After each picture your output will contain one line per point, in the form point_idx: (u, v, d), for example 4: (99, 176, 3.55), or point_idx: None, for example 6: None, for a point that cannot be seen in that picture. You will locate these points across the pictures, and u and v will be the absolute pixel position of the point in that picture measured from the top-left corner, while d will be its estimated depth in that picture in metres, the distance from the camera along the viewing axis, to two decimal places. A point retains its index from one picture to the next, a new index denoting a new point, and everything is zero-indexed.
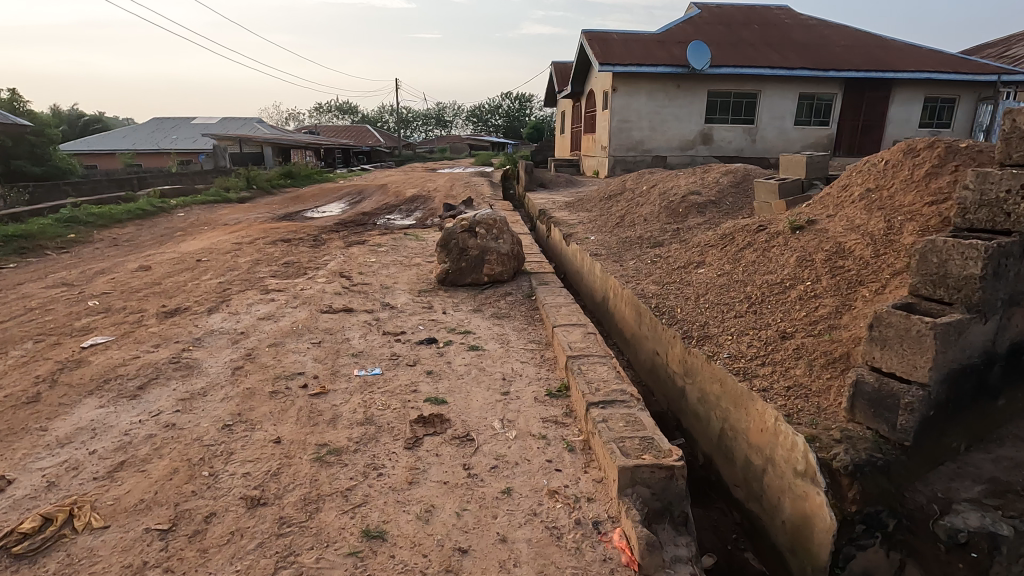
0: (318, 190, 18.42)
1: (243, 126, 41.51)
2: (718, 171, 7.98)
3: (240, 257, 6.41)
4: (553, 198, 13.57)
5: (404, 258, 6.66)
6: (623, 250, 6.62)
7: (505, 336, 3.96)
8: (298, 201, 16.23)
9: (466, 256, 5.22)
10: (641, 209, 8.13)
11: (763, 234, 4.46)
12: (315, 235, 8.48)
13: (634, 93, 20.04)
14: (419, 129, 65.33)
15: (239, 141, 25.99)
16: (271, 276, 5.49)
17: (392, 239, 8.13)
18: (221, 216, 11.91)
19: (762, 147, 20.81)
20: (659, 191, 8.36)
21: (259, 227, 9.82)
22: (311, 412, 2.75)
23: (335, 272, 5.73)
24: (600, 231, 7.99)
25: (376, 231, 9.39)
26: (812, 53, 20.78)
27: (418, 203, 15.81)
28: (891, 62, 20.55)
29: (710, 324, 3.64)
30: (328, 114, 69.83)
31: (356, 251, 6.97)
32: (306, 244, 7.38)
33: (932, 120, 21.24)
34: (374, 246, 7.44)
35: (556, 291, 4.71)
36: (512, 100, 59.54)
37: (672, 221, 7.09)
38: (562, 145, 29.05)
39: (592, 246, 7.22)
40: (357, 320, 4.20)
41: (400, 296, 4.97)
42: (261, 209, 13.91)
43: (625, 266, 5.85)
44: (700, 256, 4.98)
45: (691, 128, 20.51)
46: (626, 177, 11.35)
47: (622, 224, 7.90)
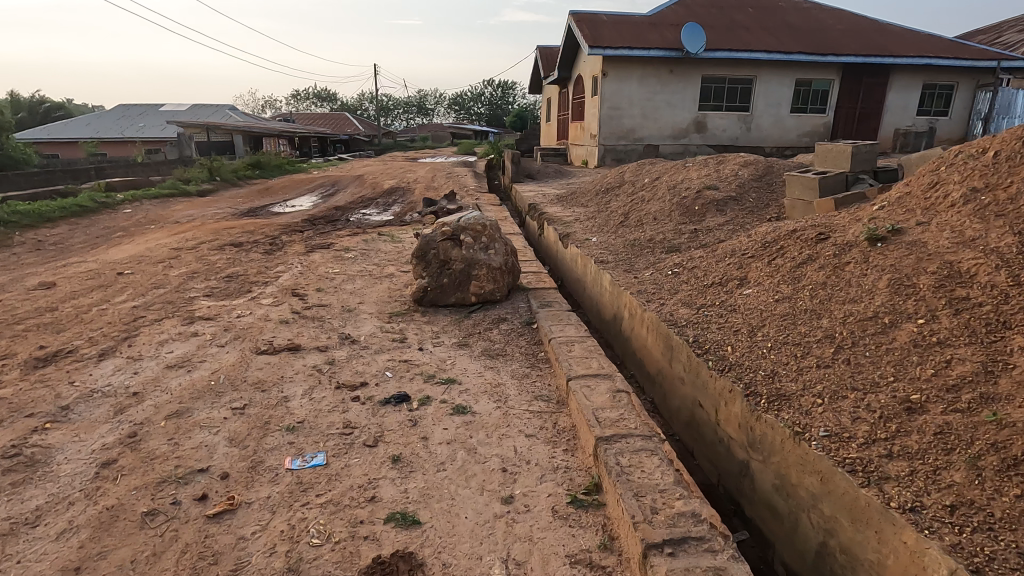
0: (288, 182, 17.13)
1: (214, 113, 39.62)
2: (735, 162, 7.03)
3: (173, 268, 5.30)
4: (543, 191, 12.57)
5: (375, 267, 5.62)
6: (633, 256, 5.65)
7: (501, 388, 2.95)
8: (265, 194, 14.98)
9: (448, 271, 4.20)
10: (647, 205, 7.16)
11: (827, 245, 3.51)
12: (273, 237, 7.38)
13: (625, 79, 19.02)
14: (401, 118, 63.71)
15: (207, 129, 24.44)
16: (205, 295, 4.41)
17: (363, 242, 7.06)
18: (174, 212, 10.68)
19: (757, 135, 19.95)
20: (666, 185, 7.40)
21: (213, 226, 8.66)
22: (200, 558, 1.73)
23: (288, 288, 4.66)
24: (602, 231, 7.01)
25: (345, 231, 8.30)
26: (809, 37, 19.94)
27: (397, 197, 14.68)
28: (890, 47, 19.80)
29: (782, 375, 2.68)
30: (306, 102, 67.86)
31: (317, 258, 5.91)
32: (259, 249, 6.28)
33: (929, 108, 20.57)
34: (341, 250, 6.39)
35: (564, 318, 3.72)
36: (495, 88, 58.11)
37: (687, 221, 6.12)
38: (548, 133, 27.94)
39: (594, 250, 6.23)
40: (303, 365, 3.16)
41: (364, 323, 3.95)
42: (222, 203, 12.66)
43: (640, 278, 4.88)
44: (740, 268, 4.02)
45: (684, 115, 19.56)
46: (624, 169, 10.36)
47: (627, 223, 6.93)
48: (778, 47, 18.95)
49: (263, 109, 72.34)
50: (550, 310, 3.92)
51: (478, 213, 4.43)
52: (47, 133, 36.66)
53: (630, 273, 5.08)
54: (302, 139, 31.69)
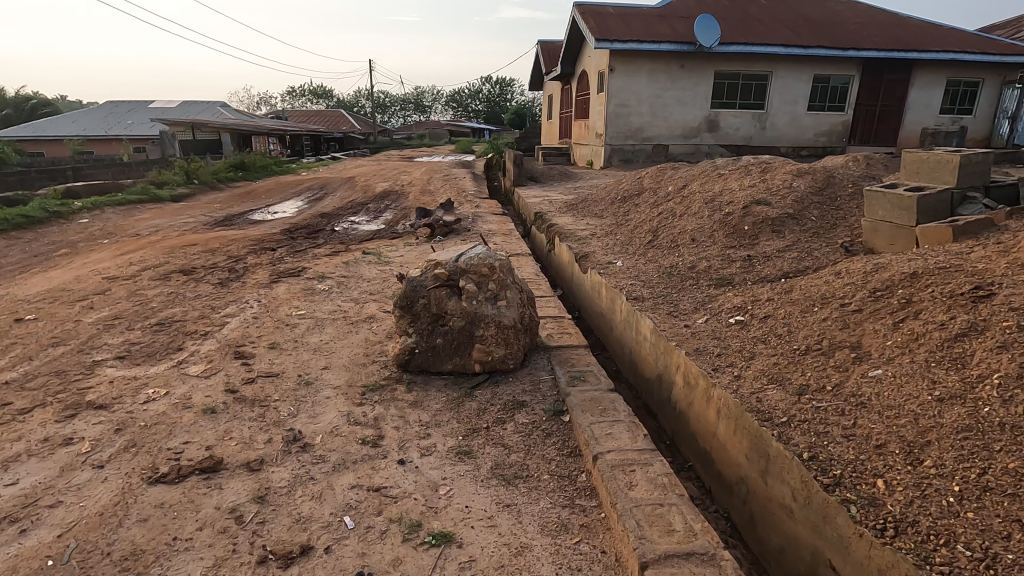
0: (273, 184, 15.97)
1: (204, 111, 38.32)
2: (785, 172, 5.91)
3: (92, 309, 4.18)
4: (548, 197, 11.44)
5: (353, 306, 4.50)
6: (673, 292, 4.54)
7: (525, 561, 1.83)
8: (247, 199, 13.85)
9: (443, 329, 3.08)
10: (680, 221, 6.04)
11: (1000, 313, 2.45)
12: (237, 257, 6.25)
13: (633, 74, 17.87)
14: (398, 115, 62.58)
15: (192, 127, 23.22)
16: (116, 358, 3.31)
17: (342, 266, 5.94)
18: (138, 222, 9.54)
19: (772, 134, 18.83)
20: (700, 197, 6.30)
21: (172, 241, 7.52)
22: None
23: (230, 346, 3.53)
24: (627, 254, 5.89)
25: (324, 248, 7.17)
26: (828, 30, 18.83)
27: (389, 201, 13.54)
28: (912, 41, 18.69)
29: (1013, 564, 1.61)
30: (302, 100, 66.73)
31: (282, 291, 4.79)
32: (213, 278, 5.18)
33: (953, 105, 19.45)
34: (315, 279, 5.28)
35: (609, 408, 2.61)
36: (493, 85, 56.90)
37: (736, 245, 5.03)
38: (549, 132, 26.78)
39: (622, 278, 5.11)
40: (216, 504, 2.05)
41: (326, 406, 2.84)
42: (196, 211, 11.52)
43: (692, 326, 3.78)
44: (847, 326, 2.94)
45: (695, 114, 18.44)
46: (642, 175, 9.26)
47: (657, 245, 5.82)
48: (796, 41, 17.85)
49: (259, 106, 71.37)
50: (585, 391, 2.81)
51: (485, 247, 3.29)
52: (31, 130, 35.38)
53: (676, 318, 3.97)
54: (293, 137, 30.43)
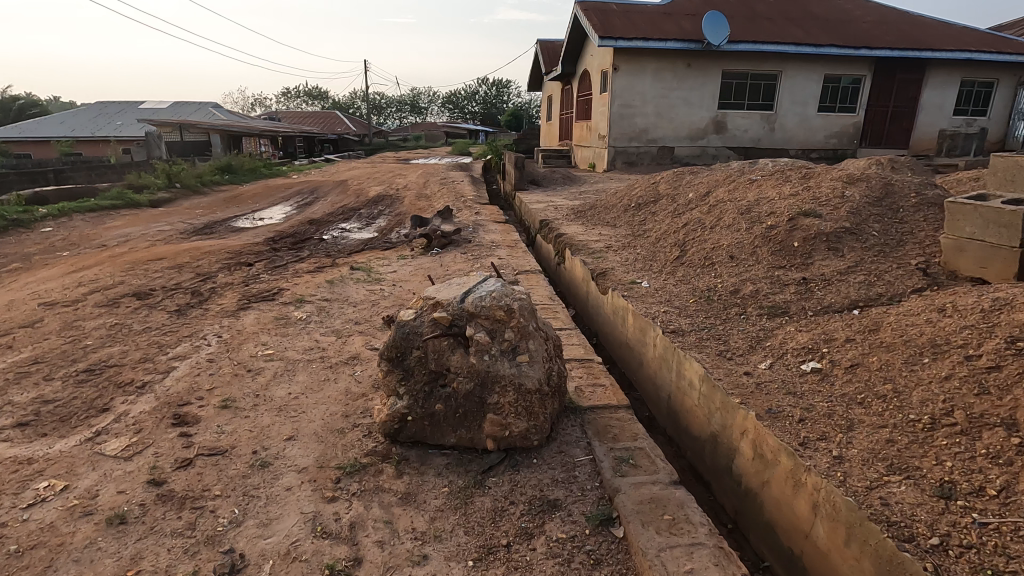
0: (261, 188, 15.18)
1: (195, 111, 37.46)
2: (832, 179, 5.18)
3: (11, 350, 3.41)
4: (554, 203, 10.68)
5: (334, 343, 3.73)
6: (719, 324, 3.80)
7: None
8: (231, 204, 13.05)
9: (445, 392, 2.33)
10: (712, 234, 5.30)
11: None
12: (206, 275, 5.47)
13: (638, 73, 17.15)
14: (394, 116, 61.83)
15: (180, 128, 22.36)
16: (16, 426, 2.55)
17: (325, 286, 5.17)
18: (107, 231, 8.75)
19: (781, 136, 18.17)
20: (733, 207, 5.58)
21: (137, 254, 6.73)
22: None
23: (170, 404, 2.76)
24: (652, 273, 5.14)
25: (307, 262, 6.40)
26: (839, 29, 18.18)
27: (384, 207, 12.75)
28: (926, 40, 18.04)
29: None
30: (296, 101, 65.88)
31: (249, 322, 4.01)
32: (170, 304, 4.41)
33: (966, 106, 18.81)
34: (292, 304, 4.51)
35: (680, 520, 1.89)
36: (490, 87, 56.23)
37: (785, 265, 4.30)
38: (549, 133, 26.08)
39: (653, 304, 4.36)
40: None
41: (286, 505, 2.08)
42: (174, 218, 10.72)
43: (753, 371, 3.05)
44: (991, 391, 2.24)
45: (702, 115, 17.76)
46: (657, 179, 8.54)
47: (687, 263, 5.07)
48: (807, 39, 17.18)
49: (253, 107, 70.66)
50: (639, 486, 2.09)
51: (499, 279, 2.51)
52: (16, 130, 34.40)
53: (729, 359, 3.24)
54: (286, 138, 29.58)
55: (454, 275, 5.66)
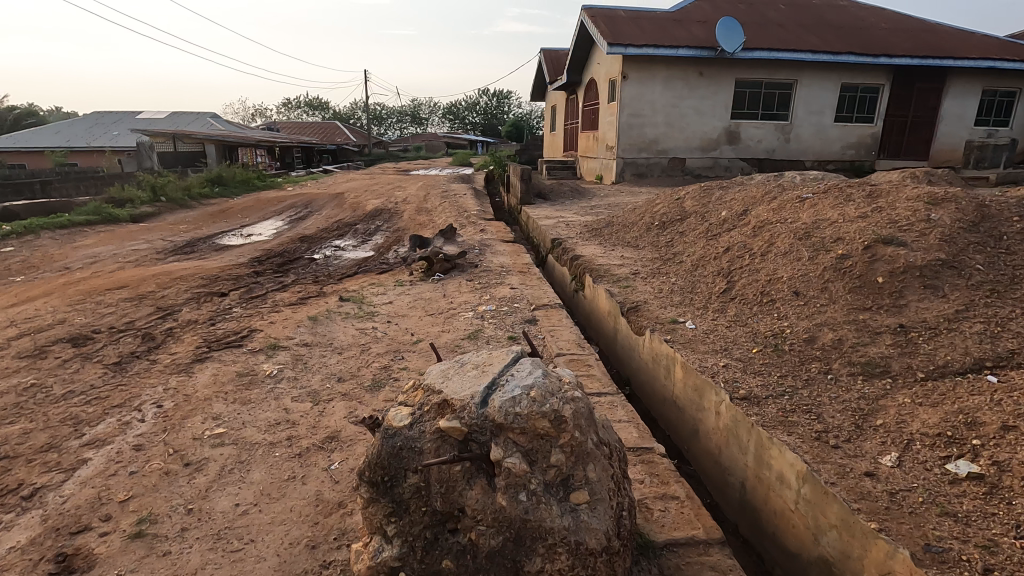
0: (253, 201, 14.42)
1: (193, 121, 36.88)
2: (908, 199, 4.37)
3: None
4: (564, 220, 9.90)
5: (308, 413, 2.90)
6: (803, 388, 2.98)
7: None
8: (220, 219, 12.29)
9: (457, 542, 1.52)
10: (765, 263, 4.48)
11: None
12: (167, 310, 4.65)
13: (648, 82, 16.48)
14: (394, 127, 61.49)
15: (173, 138, 21.66)
16: None
17: (306, 326, 4.34)
18: (75, 250, 7.95)
19: (797, 147, 17.45)
20: (787, 230, 4.79)
21: (98, 280, 5.92)
22: None
23: (58, 534, 1.94)
24: (695, 311, 4.33)
25: (290, 291, 5.60)
26: (855, 36, 17.53)
27: (381, 223, 11.96)
28: (946, 48, 17.36)
29: None
30: (297, 112, 65.60)
31: (203, 380, 3.17)
32: (110, 353, 3.58)
33: (987, 117, 18.11)
34: (263, 352, 3.68)
35: None
36: (490, 98, 55.91)
37: (870, 306, 3.50)
38: (553, 144, 25.44)
39: (708, 354, 3.54)
40: None
41: None
42: (155, 234, 9.92)
43: (878, 472, 2.22)
44: None
45: (715, 125, 17.04)
46: (680, 196, 7.79)
47: (738, 299, 4.25)
48: (824, 47, 16.50)
49: (253, 118, 70.59)
50: None
51: (537, 362, 1.68)
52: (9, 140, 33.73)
53: (836, 448, 2.41)
54: (283, 149, 28.92)
55: (459, 308, 4.84)
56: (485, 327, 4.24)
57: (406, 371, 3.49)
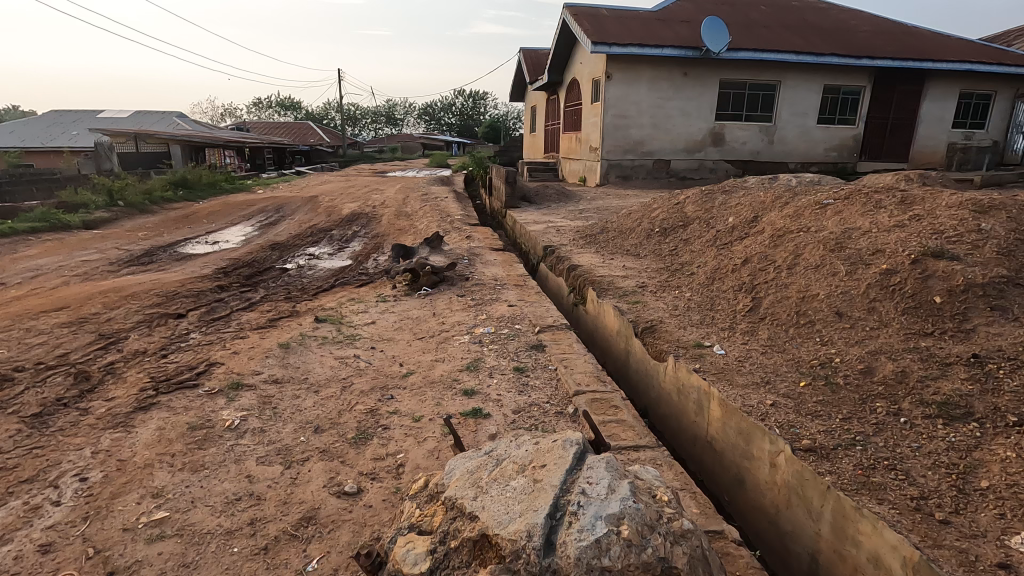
0: (220, 205, 13.58)
1: (158, 121, 35.45)
2: (950, 207, 3.98)
3: None
4: (553, 224, 9.44)
5: (276, 481, 2.31)
6: (877, 434, 2.51)
7: None
8: (184, 224, 11.48)
9: None
10: (795, 278, 4.04)
11: None
12: (111, 339, 4.00)
13: (632, 82, 16.14)
14: (369, 128, 60.43)
15: (135, 138, 20.56)
16: None
17: (276, 356, 3.74)
18: (16, 263, 7.14)
19: (781, 149, 17.31)
20: (814, 240, 4.37)
21: (34, 300, 5.20)
22: None
23: None
24: (721, 334, 3.86)
25: (258, 310, 4.96)
26: (838, 38, 17.47)
27: (358, 228, 11.31)
28: (925, 50, 17.42)
29: None
30: (267, 111, 64.00)
31: (144, 437, 2.56)
32: (30, 400, 2.94)
33: (965, 119, 18.23)
34: (222, 394, 3.07)
35: None
36: (466, 98, 55.28)
37: (931, 331, 3.08)
38: (533, 146, 24.95)
39: (749, 388, 3.06)
40: None
41: None
42: (110, 243, 9.12)
43: (1014, 562, 1.77)
44: None
45: (700, 126, 16.78)
46: (679, 201, 7.37)
47: (769, 319, 3.80)
48: (807, 48, 16.37)
49: (221, 118, 68.79)
50: None
51: (624, 480, 1.51)
52: None
53: (947, 525, 1.95)
54: (254, 150, 27.87)
55: (453, 330, 4.29)
56: (485, 355, 3.70)
57: (397, 415, 2.93)
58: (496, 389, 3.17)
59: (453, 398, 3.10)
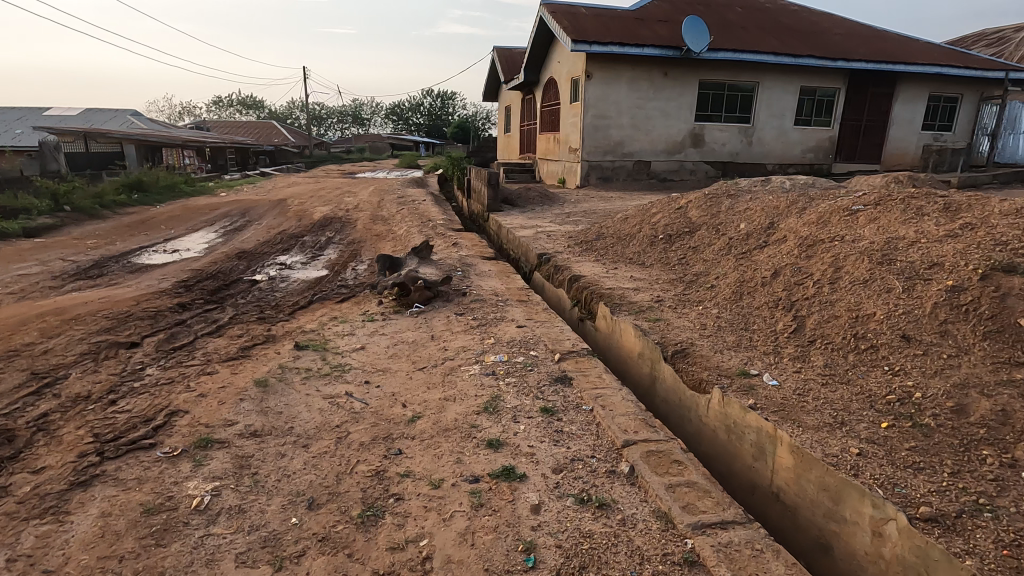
0: (179, 209, 12.63)
1: (110, 119, 33.58)
2: (1005, 216, 3.67)
3: None
4: (542, 229, 8.97)
5: None
6: (1004, 498, 2.09)
7: None
8: (139, 231, 10.56)
9: None
10: (841, 295, 3.64)
11: None
12: (46, 379, 3.32)
13: (612, 81, 15.81)
14: (335, 128, 58.93)
15: (84, 137, 19.22)
16: None
17: (253, 396, 3.13)
18: None
19: (759, 151, 17.23)
20: (855, 251, 3.98)
21: None
22: None
23: None
24: (766, 361, 3.42)
25: (226, 335, 4.32)
26: (813, 40, 17.52)
27: (332, 234, 10.60)
28: (896, 53, 17.60)
29: None
30: (228, 111, 61.77)
31: (81, 532, 1.96)
32: None
33: (934, 121, 18.42)
34: (186, 456, 2.46)
35: None
36: (435, 98, 54.31)
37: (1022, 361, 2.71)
38: (508, 146, 24.42)
39: (823, 432, 2.61)
40: None
41: None
42: (54, 253, 8.22)
43: None
44: None
45: (680, 128, 16.56)
46: (681, 205, 6.97)
47: (820, 344, 3.38)
48: (785, 49, 16.32)
49: (178, 116, 66.18)
50: None
51: None
52: None
53: None
54: (215, 150, 26.56)
55: (459, 357, 3.75)
56: (503, 390, 3.17)
57: (410, 478, 2.38)
58: (526, 439, 2.64)
59: (476, 451, 2.57)
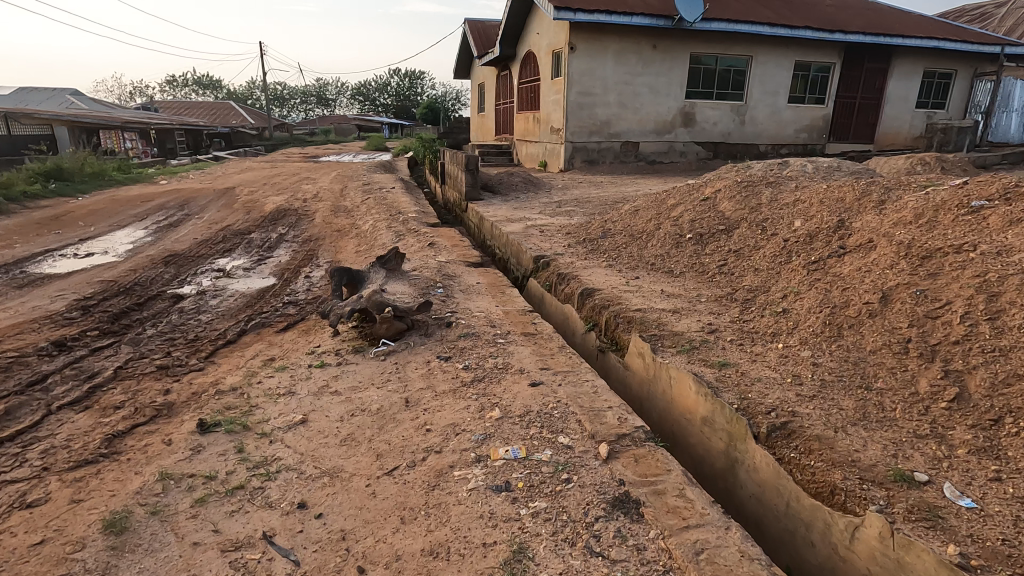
0: (106, 201, 10.84)
1: (46, 99, 30.56)
2: None
3: None
4: (532, 222, 7.65)
5: None
6: None
7: None
8: (50, 229, 8.84)
9: None
10: (1020, 343, 2.46)
11: None
12: None
13: (597, 55, 14.41)
14: (298, 109, 55.97)
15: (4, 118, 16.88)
16: None
17: (92, 567, 1.81)
18: None
19: (751, 130, 16.03)
20: (1010, 270, 2.81)
21: None
22: None
23: None
24: (931, 453, 2.22)
25: (94, 407, 2.91)
26: (808, 11, 16.35)
27: (285, 229, 9.07)
28: (893, 26, 16.55)
29: None
30: (183, 90, 58.07)
31: None
32: None
33: (927, 99, 17.38)
34: None
35: None
36: (402, 77, 51.87)
37: None
38: (483, 127, 22.82)
39: None
40: None
41: None
42: None
43: None
44: None
45: (670, 105, 15.28)
46: (707, 197, 5.72)
47: (1015, 429, 2.20)
48: (781, 20, 15.06)
49: (128, 96, 62.08)
50: None
51: None
52: None
53: None
54: (161, 131, 24.19)
55: (449, 448, 2.43)
56: (530, 532, 1.89)
57: None
58: None
59: None
